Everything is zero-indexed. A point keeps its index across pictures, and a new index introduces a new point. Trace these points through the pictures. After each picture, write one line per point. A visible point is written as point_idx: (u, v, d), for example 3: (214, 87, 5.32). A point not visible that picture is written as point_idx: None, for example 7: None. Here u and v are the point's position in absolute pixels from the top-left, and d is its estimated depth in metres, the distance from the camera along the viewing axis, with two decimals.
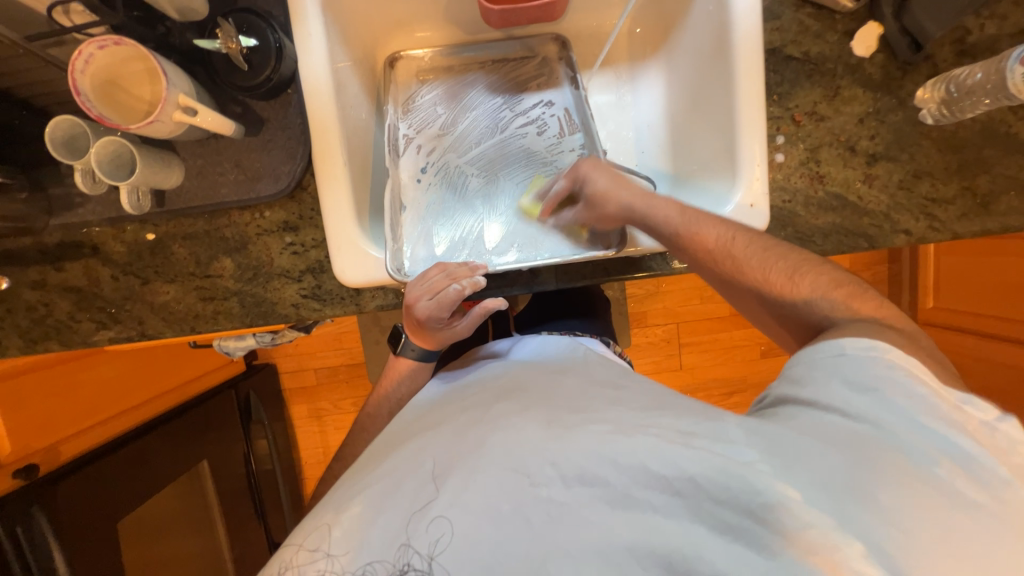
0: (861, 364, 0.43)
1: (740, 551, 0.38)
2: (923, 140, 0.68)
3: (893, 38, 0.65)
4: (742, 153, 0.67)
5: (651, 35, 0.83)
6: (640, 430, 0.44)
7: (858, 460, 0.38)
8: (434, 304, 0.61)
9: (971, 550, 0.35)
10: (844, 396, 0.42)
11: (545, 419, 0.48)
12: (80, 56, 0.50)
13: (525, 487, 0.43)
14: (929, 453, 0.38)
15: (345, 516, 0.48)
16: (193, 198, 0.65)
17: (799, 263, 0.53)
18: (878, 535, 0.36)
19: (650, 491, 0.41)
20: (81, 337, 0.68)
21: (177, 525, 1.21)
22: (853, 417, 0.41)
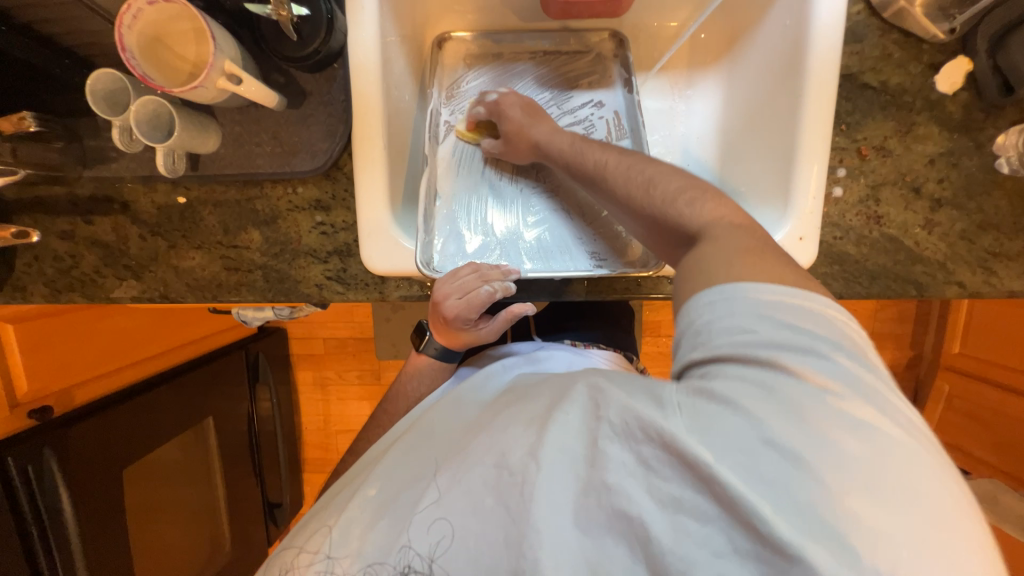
0: (736, 301, 0.40)
1: (686, 524, 0.34)
2: (994, 190, 0.64)
3: (983, 77, 0.61)
4: (799, 183, 0.64)
5: (715, 43, 0.78)
6: (582, 410, 0.41)
7: (776, 414, 0.34)
8: (463, 304, 0.60)
9: (910, 497, 0.31)
10: (738, 342, 0.38)
11: (526, 415, 0.45)
12: (128, 10, 0.48)
13: (506, 480, 0.42)
14: (836, 388, 0.35)
15: (344, 518, 0.52)
16: (227, 166, 0.63)
17: (682, 191, 0.52)
18: (809, 497, 0.32)
19: (608, 470, 0.37)
20: (104, 293, 0.68)
21: (178, 479, 1.24)
22: (762, 364, 0.36)
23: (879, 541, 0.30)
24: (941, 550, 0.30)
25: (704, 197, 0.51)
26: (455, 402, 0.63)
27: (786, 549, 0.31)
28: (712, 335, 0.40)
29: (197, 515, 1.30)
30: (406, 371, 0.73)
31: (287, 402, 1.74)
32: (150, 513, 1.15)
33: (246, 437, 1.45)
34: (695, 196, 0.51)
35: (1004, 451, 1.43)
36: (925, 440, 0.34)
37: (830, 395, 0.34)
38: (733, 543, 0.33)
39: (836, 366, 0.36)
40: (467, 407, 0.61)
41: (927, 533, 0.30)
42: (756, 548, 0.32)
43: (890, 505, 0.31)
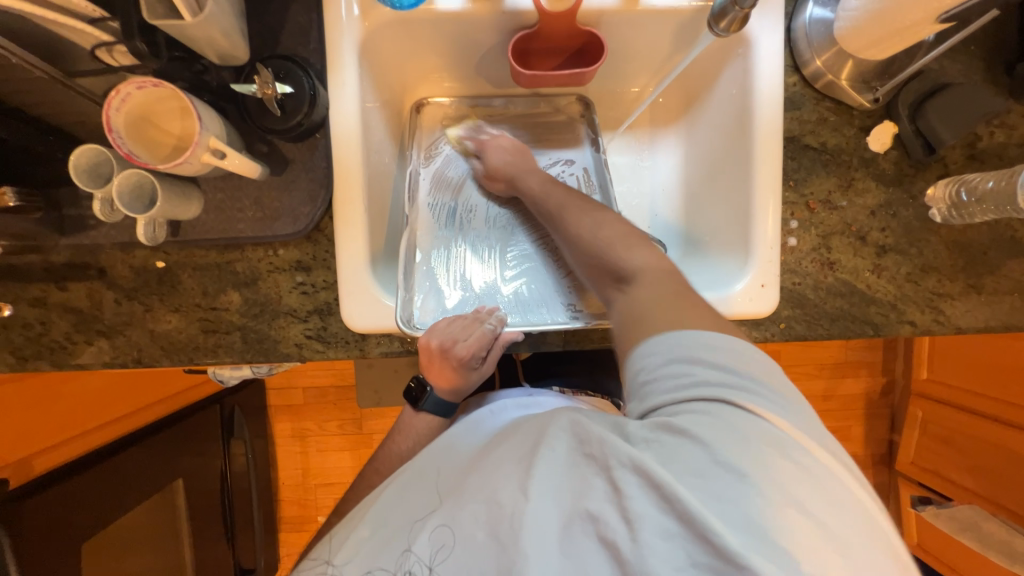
0: (680, 342, 0.44)
1: (650, 541, 0.36)
2: (931, 237, 0.70)
3: (908, 139, 0.67)
4: (756, 234, 0.69)
5: (673, 106, 0.85)
6: (557, 435, 0.43)
7: (731, 439, 0.37)
8: (473, 343, 0.64)
9: (835, 506, 0.36)
10: (690, 378, 0.41)
11: (513, 451, 0.47)
12: (117, 95, 0.50)
13: (494, 511, 0.43)
14: (774, 415, 0.39)
15: (348, 543, 0.57)
16: (208, 231, 0.64)
17: (623, 238, 0.59)
18: (757, 517, 0.35)
19: (586, 496, 0.39)
20: (75, 360, 0.67)
21: (143, 547, 1.15)
22: (714, 396, 0.40)
23: (812, 548, 0.34)
24: (859, 557, 0.35)
25: (640, 243, 0.59)
26: (450, 441, 0.63)
27: (735, 560, 0.34)
28: (664, 372, 0.43)
29: None
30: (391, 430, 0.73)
31: (263, 456, 1.66)
32: None
33: (218, 498, 1.38)
34: (633, 241, 0.59)
35: (978, 475, 1.46)
36: (845, 463, 0.39)
37: (771, 422, 0.39)
38: (692, 557, 0.35)
39: (771, 396, 0.40)
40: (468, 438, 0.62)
41: (848, 539, 0.35)
42: (712, 560, 0.34)
43: (822, 525, 0.35)
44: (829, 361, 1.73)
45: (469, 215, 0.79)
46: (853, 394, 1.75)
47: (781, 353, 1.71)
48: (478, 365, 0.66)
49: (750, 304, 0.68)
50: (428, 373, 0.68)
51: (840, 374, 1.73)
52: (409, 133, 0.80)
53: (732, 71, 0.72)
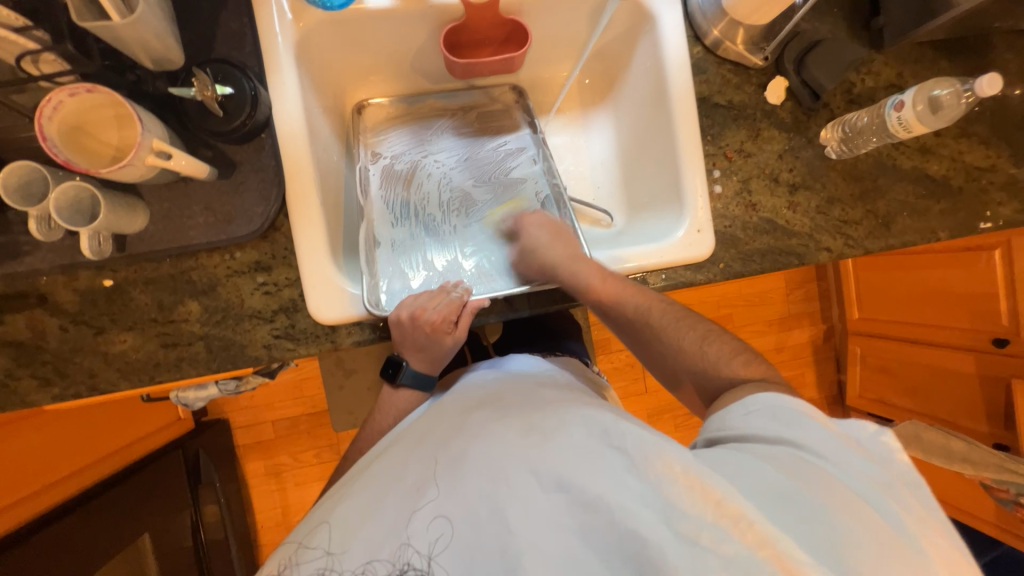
0: (769, 401, 0.51)
1: (705, 554, 0.40)
2: (830, 172, 0.80)
3: (797, 90, 0.78)
4: (687, 187, 0.76)
5: (599, 86, 0.93)
6: (570, 434, 0.49)
7: (802, 474, 0.44)
8: (441, 310, 0.66)
9: (904, 544, 0.40)
10: (769, 427, 0.49)
11: (522, 427, 0.51)
12: (48, 103, 0.49)
13: (504, 487, 0.47)
14: (854, 468, 0.45)
15: (339, 515, 0.52)
16: (158, 241, 0.63)
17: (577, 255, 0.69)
18: (822, 536, 0.40)
19: (620, 495, 0.44)
20: (19, 396, 0.62)
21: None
22: (791, 444, 0.47)
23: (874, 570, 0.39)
24: None
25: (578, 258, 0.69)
26: (440, 412, 0.61)
27: (793, 562, 0.39)
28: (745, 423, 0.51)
29: None
30: (373, 416, 0.73)
31: (237, 500, 1.57)
32: None
33: (191, 549, 1.28)
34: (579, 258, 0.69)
35: (913, 395, 1.61)
36: (933, 526, 0.42)
37: (849, 477, 0.44)
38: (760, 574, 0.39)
39: (854, 458, 0.46)
40: (442, 414, 0.60)
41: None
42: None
43: (886, 552, 0.40)
44: (776, 316, 1.91)
45: (422, 204, 0.81)
46: (802, 343, 1.93)
47: (733, 315, 1.86)
48: (453, 335, 0.67)
49: (690, 249, 0.75)
50: (403, 348, 0.68)
51: (788, 326, 1.91)
52: (354, 133, 0.82)
53: (644, 46, 0.80)
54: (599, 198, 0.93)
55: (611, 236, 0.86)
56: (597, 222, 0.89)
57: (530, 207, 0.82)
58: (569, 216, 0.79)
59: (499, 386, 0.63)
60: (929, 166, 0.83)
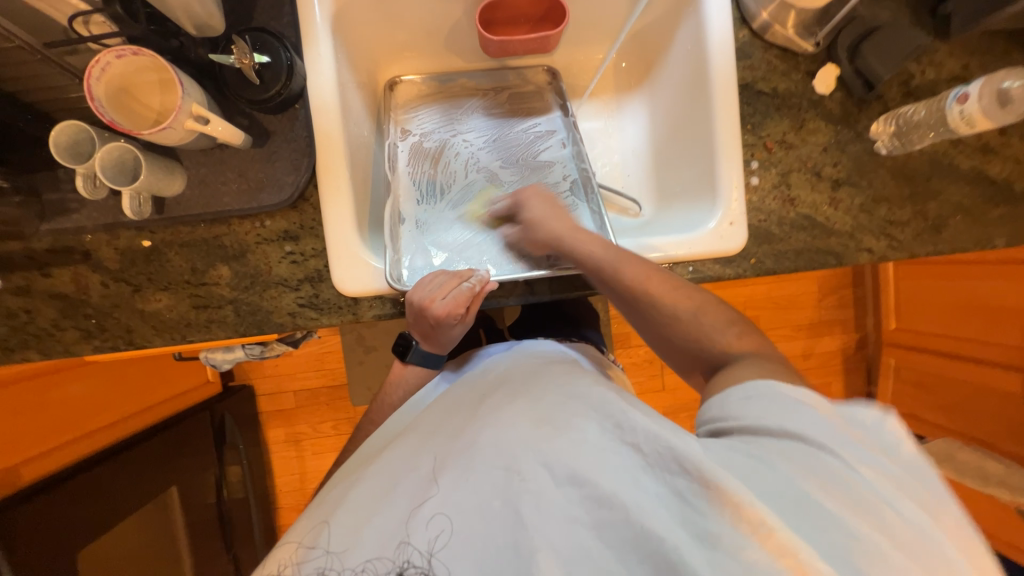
0: (778, 393, 0.47)
1: (723, 556, 0.38)
2: (879, 169, 0.76)
3: (849, 79, 0.73)
4: (722, 178, 0.73)
5: (635, 70, 0.90)
6: (583, 426, 0.48)
7: (810, 469, 0.41)
8: (450, 299, 0.64)
9: (930, 545, 0.37)
10: (770, 418, 0.45)
11: (533, 418, 0.51)
12: (97, 64, 0.51)
13: (517, 480, 0.47)
14: (869, 461, 0.41)
15: (341, 514, 0.51)
16: (194, 206, 0.65)
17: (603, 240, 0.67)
18: (843, 543, 0.38)
19: (630, 488, 0.43)
20: (63, 346, 0.66)
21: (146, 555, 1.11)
22: (792, 434, 0.44)
23: None
24: None
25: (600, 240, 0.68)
26: (446, 404, 0.63)
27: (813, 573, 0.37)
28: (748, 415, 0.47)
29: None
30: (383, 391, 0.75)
31: (258, 464, 1.64)
32: None
33: (213, 506, 1.34)
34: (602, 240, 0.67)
35: (948, 413, 1.53)
36: (963, 529, 0.39)
37: (861, 471, 0.41)
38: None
39: (863, 449, 0.42)
40: (454, 401, 0.62)
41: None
42: None
43: (914, 557, 0.37)
44: (807, 321, 1.84)
45: (448, 183, 0.81)
46: (831, 351, 1.85)
47: (760, 318, 1.81)
48: (459, 324, 0.66)
49: (720, 243, 0.72)
50: (413, 330, 0.69)
51: (818, 333, 1.84)
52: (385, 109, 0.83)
53: (685, 28, 0.77)
54: (628, 186, 0.91)
55: (638, 226, 0.84)
56: (624, 211, 0.87)
57: (556, 191, 0.81)
58: (596, 201, 0.77)
59: (508, 373, 0.64)
60: (990, 167, 0.77)
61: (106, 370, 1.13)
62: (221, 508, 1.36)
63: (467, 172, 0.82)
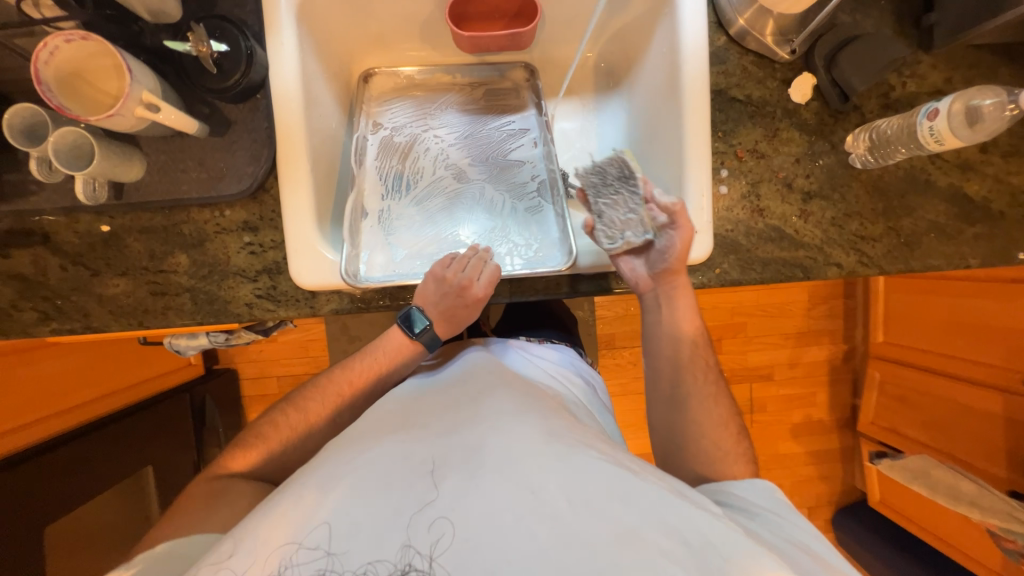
0: (762, 489, 0.63)
1: None
2: (853, 182, 0.75)
3: (826, 89, 0.71)
4: (690, 185, 0.72)
5: (615, 71, 0.88)
6: (602, 463, 0.52)
7: (807, 555, 0.53)
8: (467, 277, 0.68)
9: None
10: (779, 514, 0.59)
11: (547, 440, 0.54)
12: (44, 47, 0.50)
13: (532, 500, 0.48)
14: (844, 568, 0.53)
15: (335, 507, 0.50)
16: (152, 193, 0.65)
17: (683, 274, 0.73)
18: None
19: (652, 529, 0.47)
20: (22, 327, 0.67)
21: (99, 542, 1.11)
22: (795, 530, 0.57)
23: None
24: None
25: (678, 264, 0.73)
26: (437, 402, 0.64)
27: None
28: (740, 502, 0.62)
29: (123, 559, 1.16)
30: (363, 350, 0.72)
31: None
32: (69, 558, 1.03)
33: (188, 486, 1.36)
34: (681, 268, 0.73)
35: (929, 428, 1.52)
36: None
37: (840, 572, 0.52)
38: None
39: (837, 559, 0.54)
40: (449, 401, 0.63)
41: None
42: None
43: None
44: (795, 330, 1.83)
45: (416, 179, 0.80)
46: (817, 361, 1.85)
47: (747, 324, 1.80)
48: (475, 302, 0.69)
49: None
50: (431, 309, 0.68)
51: (805, 342, 1.83)
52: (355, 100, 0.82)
53: (662, 30, 0.75)
54: None
55: None
56: None
57: (525, 191, 0.79)
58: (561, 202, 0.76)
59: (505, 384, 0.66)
60: (969, 185, 0.76)
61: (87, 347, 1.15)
62: None
63: (437, 168, 0.81)
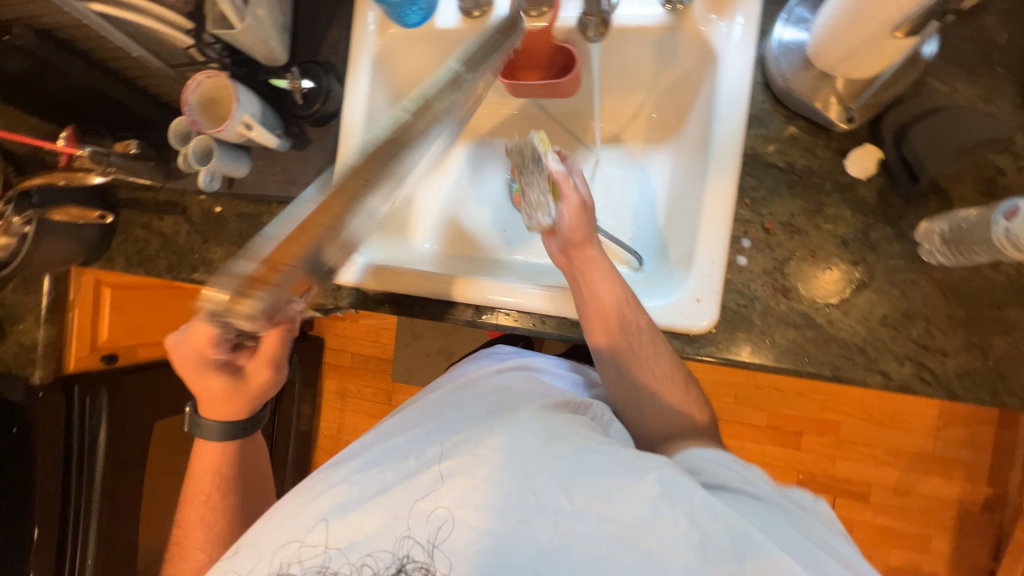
0: (723, 455, 0.57)
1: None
2: (922, 279, 0.61)
3: (893, 166, 0.61)
4: (702, 249, 0.66)
5: (665, 123, 0.86)
6: (595, 455, 0.50)
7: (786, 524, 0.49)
8: (281, 304, 0.51)
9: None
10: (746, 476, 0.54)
11: (545, 433, 0.52)
12: (193, 82, 0.72)
13: (534, 497, 0.47)
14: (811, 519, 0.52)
15: (338, 503, 0.52)
16: (249, 188, 0.85)
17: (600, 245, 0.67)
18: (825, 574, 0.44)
19: (657, 531, 0.45)
20: (157, 270, 0.91)
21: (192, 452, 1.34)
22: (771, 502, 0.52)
23: None
24: None
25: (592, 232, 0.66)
26: (445, 402, 0.65)
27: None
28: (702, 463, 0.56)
29: None
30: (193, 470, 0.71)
31: (309, 406, 1.92)
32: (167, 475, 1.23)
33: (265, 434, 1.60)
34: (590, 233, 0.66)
35: None
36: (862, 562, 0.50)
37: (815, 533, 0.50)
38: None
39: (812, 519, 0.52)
40: (453, 403, 0.64)
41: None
42: None
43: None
44: (912, 450, 1.45)
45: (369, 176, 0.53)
46: (941, 497, 1.43)
47: (841, 425, 1.47)
48: (251, 364, 0.65)
49: (680, 317, 0.66)
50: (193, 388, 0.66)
51: (925, 468, 1.44)
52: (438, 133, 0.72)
53: (707, 88, 0.73)
54: (637, 240, 0.85)
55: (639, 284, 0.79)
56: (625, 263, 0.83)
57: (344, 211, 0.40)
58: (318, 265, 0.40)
59: (511, 389, 0.65)
60: None
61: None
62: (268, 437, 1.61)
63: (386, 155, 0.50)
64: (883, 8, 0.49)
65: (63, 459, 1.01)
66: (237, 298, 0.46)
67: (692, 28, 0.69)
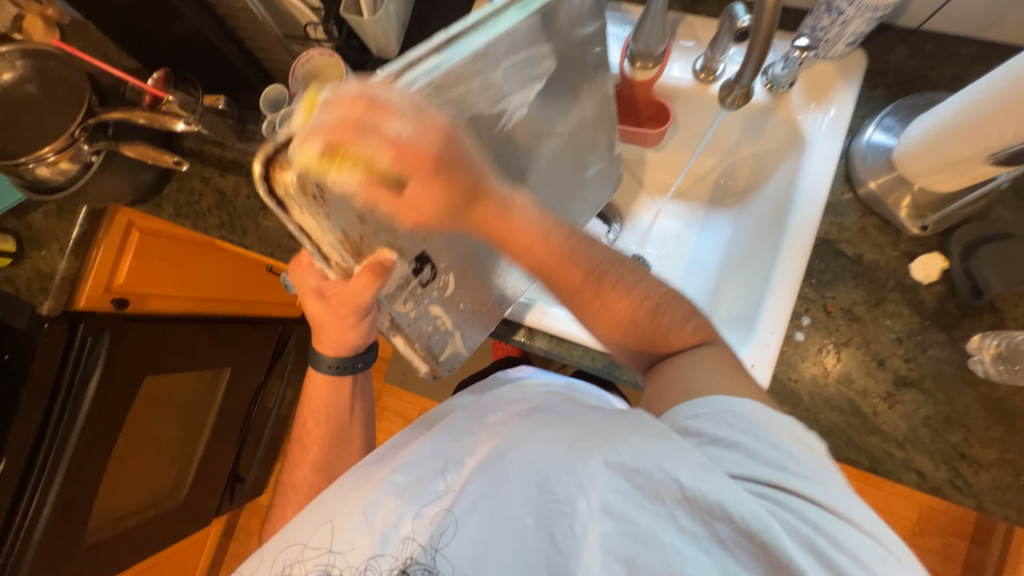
0: (719, 407, 0.47)
1: None
2: (967, 388, 0.64)
3: (957, 277, 0.65)
4: (765, 316, 0.67)
5: (731, 190, 0.89)
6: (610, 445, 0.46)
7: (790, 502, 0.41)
8: (344, 217, 0.43)
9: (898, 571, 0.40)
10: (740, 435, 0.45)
11: (567, 437, 0.50)
12: (305, 56, 0.72)
13: (549, 499, 0.45)
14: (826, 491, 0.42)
15: (343, 517, 0.54)
16: None
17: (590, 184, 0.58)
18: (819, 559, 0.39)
19: (672, 532, 0.41)
20: (206, 227, 0.90)
21: (170, 415, 1.25)
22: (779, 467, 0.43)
23: None
24: None
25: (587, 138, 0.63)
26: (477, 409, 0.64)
27: None
28: (695, 430, 0.47)
29: (172, 460, 1.31)
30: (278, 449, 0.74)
31: None
32: (134, 441, 1.17)
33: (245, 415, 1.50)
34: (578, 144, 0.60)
35: None
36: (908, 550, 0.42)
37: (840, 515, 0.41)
38: None
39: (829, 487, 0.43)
40: (482, 416, 0.63)
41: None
42: None
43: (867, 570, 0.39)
44: None
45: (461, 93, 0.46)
46: None
47: None
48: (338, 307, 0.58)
49: None
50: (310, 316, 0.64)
51: None
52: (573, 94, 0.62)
53: (786, 168, 0.77)
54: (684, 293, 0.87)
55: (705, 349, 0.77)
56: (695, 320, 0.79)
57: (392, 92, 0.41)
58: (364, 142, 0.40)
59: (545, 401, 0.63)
60: None
61: (242, 271, 1.33)
62: (247, 418, 1.51)
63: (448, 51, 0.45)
64: (986, 136, 0.54)
65: (46, 404, 0.93)
66: (277, 173, 0.37)
67: (787, 111, 0.74)
